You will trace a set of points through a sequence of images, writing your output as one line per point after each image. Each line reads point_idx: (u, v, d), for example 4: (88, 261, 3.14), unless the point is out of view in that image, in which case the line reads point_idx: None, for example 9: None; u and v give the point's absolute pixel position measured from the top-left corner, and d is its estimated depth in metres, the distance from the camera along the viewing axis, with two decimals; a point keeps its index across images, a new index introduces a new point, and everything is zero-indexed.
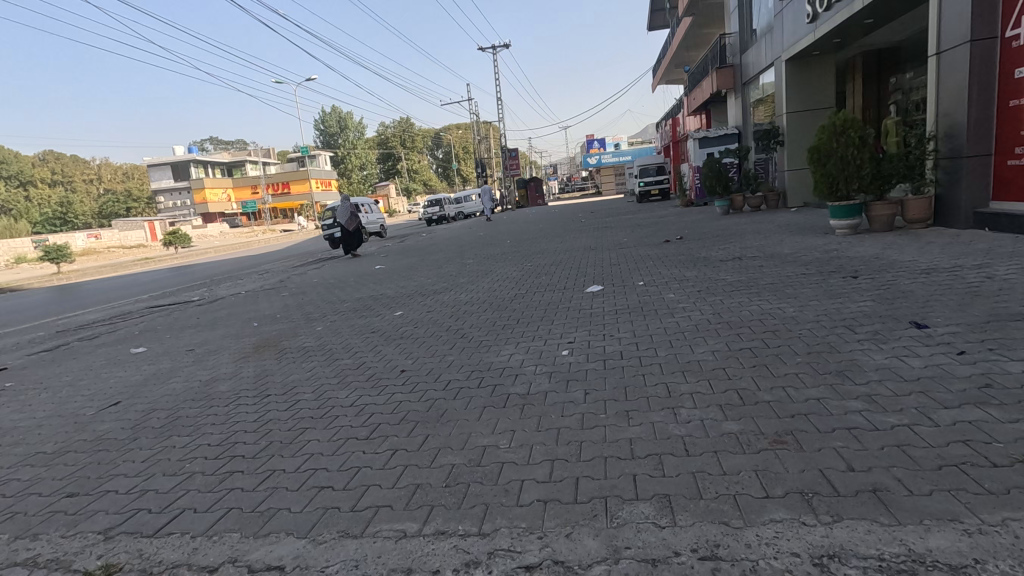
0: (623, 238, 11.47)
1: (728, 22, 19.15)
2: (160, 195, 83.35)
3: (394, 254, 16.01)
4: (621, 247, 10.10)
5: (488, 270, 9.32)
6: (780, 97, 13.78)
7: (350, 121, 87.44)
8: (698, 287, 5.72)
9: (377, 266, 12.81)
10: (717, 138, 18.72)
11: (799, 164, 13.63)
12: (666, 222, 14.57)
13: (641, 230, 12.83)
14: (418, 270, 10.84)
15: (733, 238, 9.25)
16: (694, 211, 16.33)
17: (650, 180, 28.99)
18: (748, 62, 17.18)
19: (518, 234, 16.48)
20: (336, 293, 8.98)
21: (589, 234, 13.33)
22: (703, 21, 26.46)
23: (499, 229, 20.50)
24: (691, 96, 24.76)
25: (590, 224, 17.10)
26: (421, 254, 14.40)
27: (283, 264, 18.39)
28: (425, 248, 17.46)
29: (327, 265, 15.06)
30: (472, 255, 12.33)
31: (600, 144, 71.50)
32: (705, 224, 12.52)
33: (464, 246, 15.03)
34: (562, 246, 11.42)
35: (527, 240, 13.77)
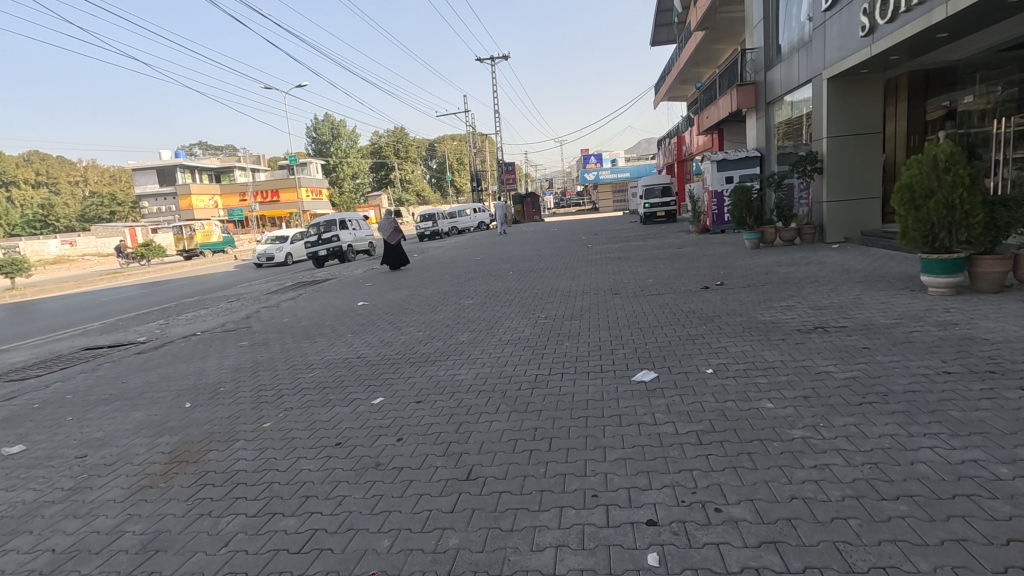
0: (647, 279, 9.89)
1: (750, 36, 17.84)
2: (145, 200, 81.11)
3: (383, 282, 14.29)
4: (651, 294, 8.51)
5: (494, 322, 7.68)
6: (819, 120, 12.34)
7: (343, 129, 85.75)
8: (798, 384, 4.12)
9: (360, 301, 11.14)
10: (736, 160, 17.30)
11: (840, 195, 12.17)
12: (688, 254, 13.05)
13: (663, 267, 11.27)
14: (407, 312, 9.17)
15: (790, 289, 7.70)
16: (715, 241, 14.84)
17: (655, 201, 27.56)
18: (775, 80, 15.82)
19: (521, 262, 14.86)
20: (308, 347, 7.32)
21: (604, 270, 11.74)
22: (716, 36, 25.16)
23: (498, 253, 18.84)
24: (703, 115, 23.44)
25: (600, 252, 15.54)
26: (412, 285, 12.72)
27: (259, 288, 16.61)
28: (416, 274, 15.76)
29: (306, 295, 13.34)
30: (473, 292, 10.67)
31: (597, 160, 70.37)
32: (738, 261, 11.00)
33: (461, 276, 13.35)
34: (578, 287, 9.79)
35: (534, 274, 12.15)
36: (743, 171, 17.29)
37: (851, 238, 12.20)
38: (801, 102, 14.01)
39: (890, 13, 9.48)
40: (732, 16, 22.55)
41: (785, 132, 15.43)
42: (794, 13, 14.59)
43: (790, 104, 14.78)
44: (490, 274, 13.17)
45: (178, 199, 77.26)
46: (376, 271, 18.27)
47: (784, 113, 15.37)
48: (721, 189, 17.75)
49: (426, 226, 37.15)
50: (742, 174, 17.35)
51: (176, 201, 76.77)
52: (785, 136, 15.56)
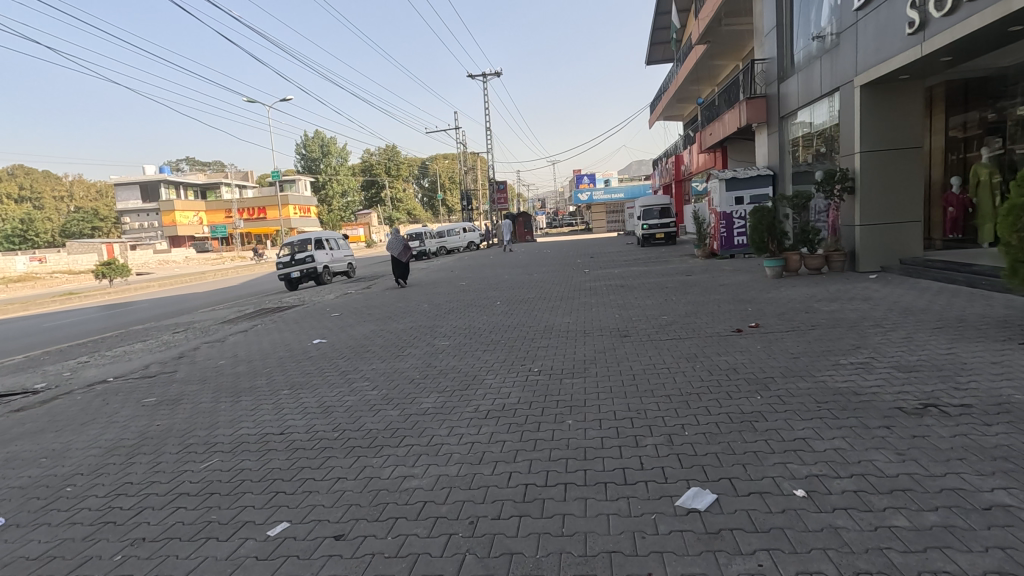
0: (661, 316, 8.23)
1: (760, 47, 16.60)
2: (126, 216, 78.73)
3: (353, 312, 12.54)
4: (670, 338, 6.82)
5: (471, 378, 5.94)
6: (849, 134, 10.93)
7: (333, 147, 84.43)
8: (974, 542, 2.42)
9: (318, 338, 9.37)
10: (747, 179, 15.87)
11: (875, 218, 10.67)
12: (700, 284, 11.45)
13: (677, 300, 9.65)
14: (368, 357, 7.43)
15: (849, 335, 6.05)
16: (728, 269, 13.29)
17: (653, 222, 26.10)
18: (790, 91, 14.49)
19: (512, 290, 13.20)
20: (225, 411, 5.53)
21: (606, 302, 10.07)
22: (717, 50, 24.01)
23: (486, 278, 17.15)
24: (705, 132, 22.17)
25: (600, 279, 13.90)
26: (383, 317, 10.98)
27: (217, 315, 14.79)
28: (393, 300, 14.02)
29: (262, 327, 11.54)
30: (452, 329, 8.94)
31: (590, 180, 69.47)
32: (763, 294, 9.41)
33: (442, 306, 11.66)
34: (578, 326, 8.10)
35: (527, 306, 10.44)
36: (754, 191, 15.92)
37: (888, 267, 10.67)
38: (824, 114, 12.61)
39: (948, 4, 8.07)
40: (735, 29, 21.47)
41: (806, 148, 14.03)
42: (812, 19, 13.32)
43: (811, 118, 13.41)
44: (475, 304, 11.45)
45: (161, 215, 75.19)
46: (352, 296, 16.54)
47: (803, 127, 14.00)
48: (730, 211, 16.23)
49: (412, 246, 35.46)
50: (752, 195, 15.97)
51: (159, 217, 74.70)
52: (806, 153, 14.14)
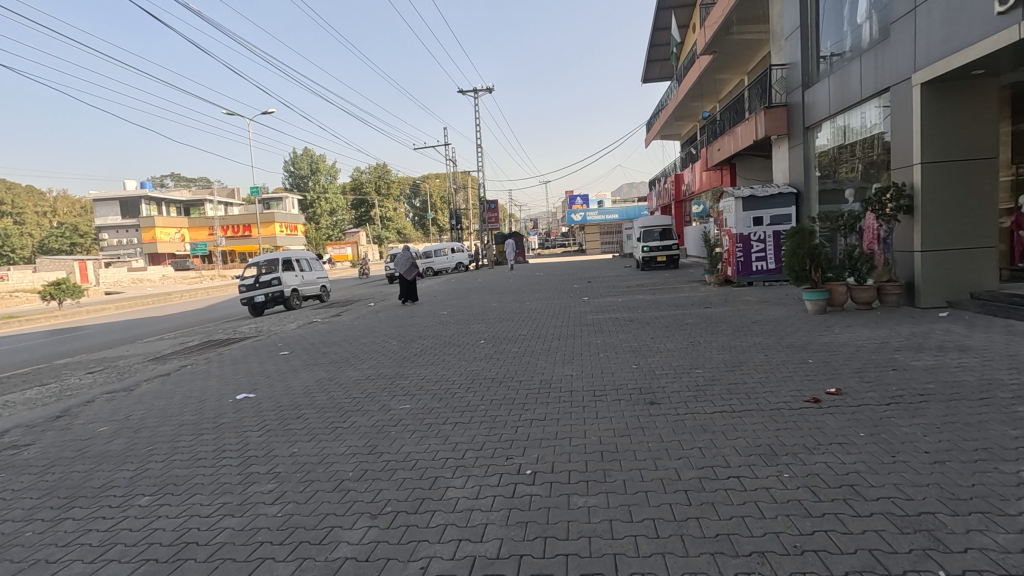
0: (694, 371, 6.22)
1: (779, 52, 14.99)
2: (105, 232, 76.06)
3: (307, 349, 10.42)
4: (721, 412, 4.80)
5: (429, 485, 3.88)
6: (904, 142, 9.16)
7: (322, 164, 82.75)
8: None
9: (246, 391, 7.25)
10: (766, 198, 14.10)
11: (940, 242, 8.83)
12: (726, 320, 9.53)
13: (706, 342, 7.72)
14: (295, 431, 5.33)
15: (996, 421, 4.07)
16: (753, 301, 11.40)
17: (654, 244, 24.29)
18: (819, 98, 12.79)
19: (501, 323, 11.24)
20: (21, 547, 3.39)
21: (616, 344, 8.09)
22: (723, 62, 22.58)
23: (471, 306, 15.16)
24: (712, 149, 20.49)
25: (604, 311, 11.97)
26: (340, 359, 8.92)
27: (156, 348, 12.65)
28: (360, 333, 11.93)
29: (195, 367, 9.47)
30: (420, 381, 6.89)
31: (584, 201, 68.05)
32: (815, 337, 7.46)
33: (414, 344, 9.61)
34: (585, 384, 6.08)
35: (516, 348, 8.44)
36: (774, 210, 14.17)
37: (957, 302, 8.77)
38: (867, 120, 10.89)
39: None
40: (745, 39, 20.00)
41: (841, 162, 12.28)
42: (849, 14, 11.68)
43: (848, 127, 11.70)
44: (453, 343, 9.41)
45: (141, 231, 72.81)
46: (317, 325, 14.44)
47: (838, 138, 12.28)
48: (747, 232, 14.39)
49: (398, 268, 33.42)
50: (772, 215, 14.20)
51: (139, 234, 72.30)
52: (840, 168, 12.40)
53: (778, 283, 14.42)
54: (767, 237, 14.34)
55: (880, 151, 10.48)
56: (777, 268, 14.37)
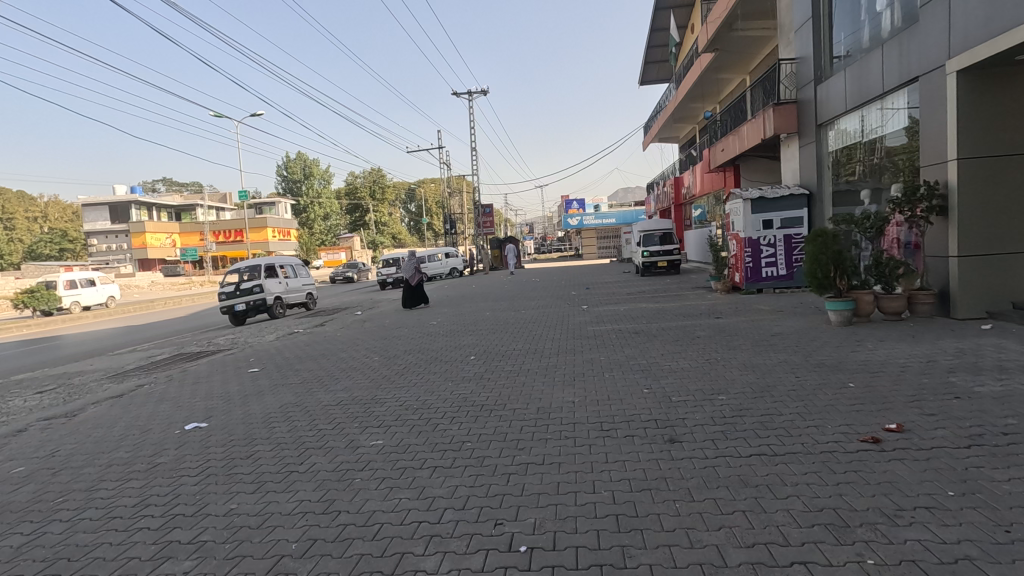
0: (717, 398, 5.33)
1: (789, 46, 14.20)
2: (94, 238, 74.66)
3: (281, 365, 9.47)
4: (759, 455, 3.90)
5: (393, 566, 2.96)
6: (937, 137, 8.34)
7: (316, 169, 81.66)
8: None
9: (200, 419, 6.31)
10: (777, 200, 13.27)
11: (978, 247, 7.99)
12: (742, 332, 8.66)
13: (724, 359, 6.85)
14: (240, 477, 4.41)
15: None
16: (766, 311, 10.55)
17: (654, 249, 23.45)
18: (834, 92, 11.98)
19: (493, 336, 10.35)
20: None
21: (621, 362, 7.21)
22: (725, 60, 21.87)
23: (463, 316, 14.26)
24: (715, 150, 19.69)
25: (606, 321, 11.08)
26: (312, 378, 8.00)
27: (121, 363, 11.68)
28: (341, 346, 10.98)
29: (154, 386, 8.51)
30: (399, 409, 5.98)
31: (580, 206, 67.30)
32: (848, 354, 6.59)
33: (396, 361, 8.72)
34: (589, 415, 5.17)
35: (509, 366, 7.55)
36: (785, 213, 13.33)
37: (998, 313, 7.92)
38: (888, 115, 10.12)
39: None
40: (749, 36, 19.24)
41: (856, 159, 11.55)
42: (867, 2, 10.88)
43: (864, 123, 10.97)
44: (440, 360, 8.52)
45: (130, 236, 71.46)
46: (298, 337, 13.47)
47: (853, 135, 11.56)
48: (756, 236, 13.53)
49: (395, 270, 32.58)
50: (783, 217, 13.35)
51: (128, 239, 70.95)
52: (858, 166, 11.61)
53: (790, 290, 13.55)
54: (777, 241, 13.48)
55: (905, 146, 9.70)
56: (788, 274, 13.51)
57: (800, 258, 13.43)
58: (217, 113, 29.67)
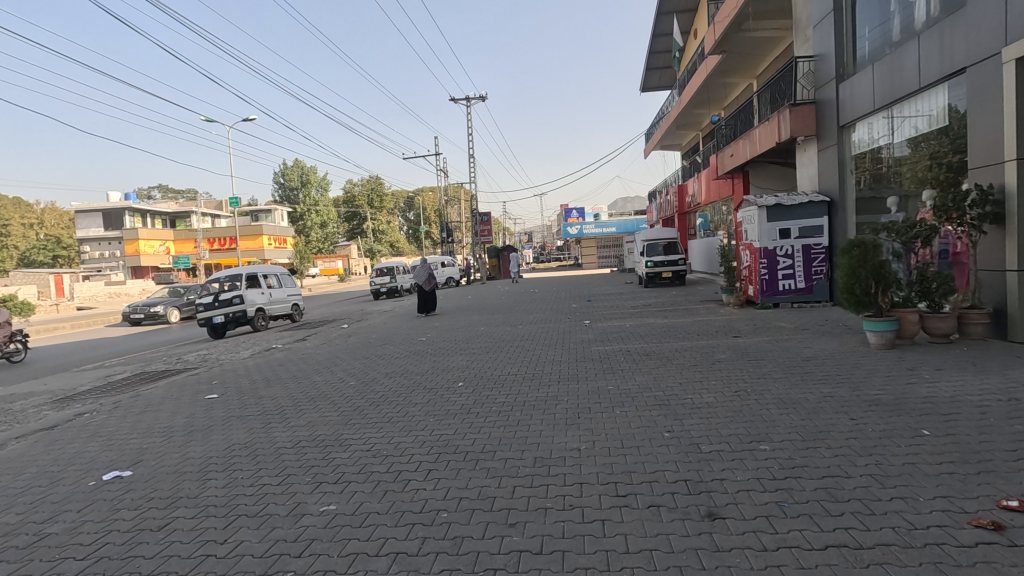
0: (759, 449, 4.27)
1: (806, 44, 13.28)
2: (87, 245, 73.44)
3: (246, 388, 8.39)
4: (839, 549, 2.83)
5: None
6: (991, 134, 7.33)
7: (313, 176, 80.76)
8: None
9: (127, 463, 5.22)
10: (795, 208, 12.28)
11: None
12: (768, 355, 7.62)
13: (756, 392, 5.78)
14: (139, 562, 3.33)
15: None
16: (789, 330, 9.50)
17: (658, 259, 22.45)
18: (861, 90, 11.01)
19: (485, 356, 9.28)
20: None
21: (632, 395, 6.13)
22: (732, 63, 20.98)
23: (456, 330, 13.21)
24: (724, 156, 18.75)
25: (612, 340, 10.02)
26: (273, 409, 6.90)
27: (76, 383, 10.55)
28: (318, 366, 9.89)
29: (94, 415, 7.41)
30: (365, 456, 4.90)
31: (579, 214, 66.43)
32: (905, 388, 5.54)
33: (373, 388, 7.63)
34: (599, 471, 4.10)
35: (502, 397, 6.47)
36: (804, 221, 12.35)
37: None
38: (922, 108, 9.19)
39: None
40: (758, 37, 18.37)
41: (890, 159, 10.52)
42: None
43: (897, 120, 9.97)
44: (422, 387, 7.44)
45: (123, 243, 70.25)
46: (276, 353, 12.39)
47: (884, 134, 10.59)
48: (773, 246, 12.50)
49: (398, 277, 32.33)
50: (801, 226, 12.37)
51: (122, 246, 69.82)
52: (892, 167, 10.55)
53: (809, 305, 12.48)
54: (795, 252, 12.46)
55: (947, 147, 8.74)
56: (807, 288, 12.46)
57: (820, 270, 12.39)
58: (208, 117, 28.80)
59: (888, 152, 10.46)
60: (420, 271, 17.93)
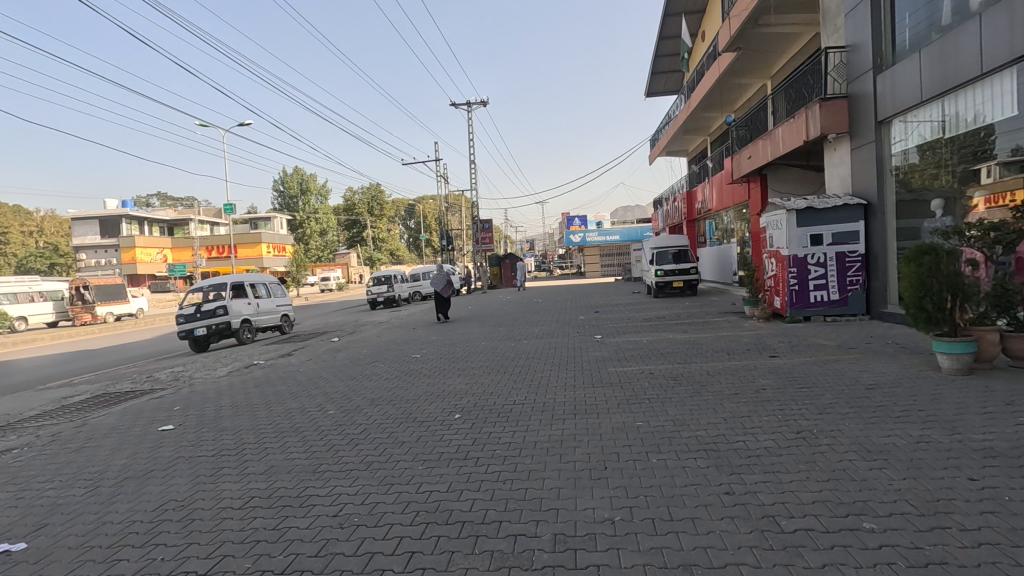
0: (864, 527, 3.11)
1: (837, 34, 12.23)
2: (83, 253, 72.31)
3: (210, 417, 7.21)
4: None
5: None
6: None
7: (313, 183, 79.83)
8: None
9: (25, 530, 4.06)
10: (827, 211, 11.22)
11: None
12: (820, 381, 6.47)
13: (826, 435, 4.62)
14: None
15: None
16: (832, 349, 8.36)
17: (669, 268, 21.32)
18: (905, 80, 9.92)
19: (488, 379, 8.11)
20: None
21: (668, 435, 4.95)
22: (747, 61, 19.96)
23: (455, 346, 12.04)
24: (741, 158, 17.70)
25: (631, 359, 8.86)
26: (231, 447, 5.74)
27: (27, 406, 9.38)
28: (298, 388, 8.69)
29: (23, 453, 6.24)
30: (330, 525, 3.75)
31: (581, 222, 65.42)
32: (1019, 430, 4.38)
33: (355, 419, 6.47)
34: (647, 563, 2.95)
35: (507, 437, 5.31)
36: (838, 227, 11.26)
37: None
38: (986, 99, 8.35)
39: None
40: (777, 33, 17.34)
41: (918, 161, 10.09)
42: None
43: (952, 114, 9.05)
44: (413, 419, 6.27)
45: (119, 251, 69.18)
46: (257, 370, 11.21)
47: (910, 136, 10.16)
48: (803, 253, 11.39)
49: (398, 289, 31.60)
50: (835, 231, 11.28)
51: (119, 254, 68.77)
52: (946, 164, 9.45)
53: (844, 318, 11.29)
54: (828, 260, 11.34)
55: (957, 156, 9.11)
56: (842, 299, 11.32)
57: (856, 279, 11.24)
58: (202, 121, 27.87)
59: (917, 153, 10.03)
60: (439, 278, 18.43)
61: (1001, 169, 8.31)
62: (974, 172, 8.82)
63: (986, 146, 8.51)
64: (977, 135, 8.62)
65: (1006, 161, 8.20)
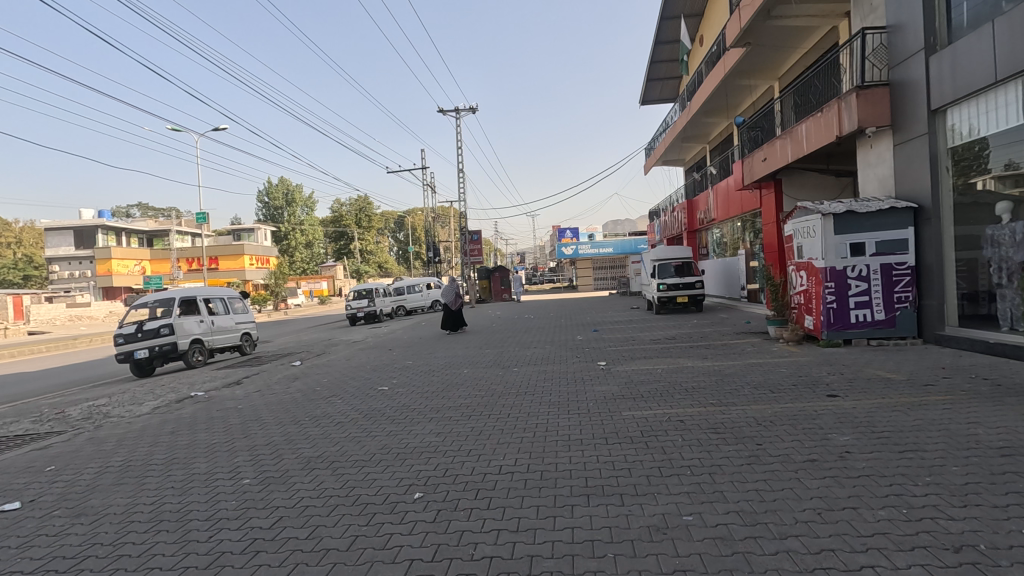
0: None
1: (874, 15, 10.69)
2: (56, 265, 69.14)
3: (85, 483, 5.28)
4: None
5: None
6: None
7: (299, 195, 77.70)
8: None
9: None
10: (869, 217, 9.58)
11: None
12: (924, 441, 4.68)
13: (1009, 561, 2.82)
14: None
15: None
16: (904, 386, 6.60)
17: (672, 281, 19.61)
18: (970, 61, 8.33)
19: (467, 427, 6.22)
20: None
21: (741, 550, 3.10)
22: (756, 59, 18.49)
23: (432, 373, 10.15)
24: (752, 161, 16.12)
25: (649, 397, 7.04)
26: (69, 553, 3.80)
27: None
28: (224, 435, 6.75)
29: None
30: None
31: (573, 235, 63.83)
32: None
33: (274, 496, 4.58)
34: None
35: (486, 546, 3.42)
36: (882, 234, 9.59)
37: None
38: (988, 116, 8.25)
39: None
40: (791, 26, 15.88)
41: (984, 157, 8.49)
42: None
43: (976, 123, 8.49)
44: (353, 499, 4.39)
45: (94, 264, 66.37)
46: (189, 405, 9.22)
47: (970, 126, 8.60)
48: (842, 265, 9.69)
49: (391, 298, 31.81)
50: (878, 240, 9.61)
51: (93, 266, 65.82)
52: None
53: (892, 341, 9.53)
54: (871, 273, 9.65)
55: (975, 163, 8.64)
56: (888, 319, 9.60)
57: (903, 297, 9.54)
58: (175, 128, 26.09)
59: (982, 148, 8.44)
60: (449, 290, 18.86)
61: (995, 183, 8.42)
62: (991, 180, 8.45)
63: (981, 159, 8.55)
64: (977, 147, 8.53)
65: (1000, 176, 8.29)
